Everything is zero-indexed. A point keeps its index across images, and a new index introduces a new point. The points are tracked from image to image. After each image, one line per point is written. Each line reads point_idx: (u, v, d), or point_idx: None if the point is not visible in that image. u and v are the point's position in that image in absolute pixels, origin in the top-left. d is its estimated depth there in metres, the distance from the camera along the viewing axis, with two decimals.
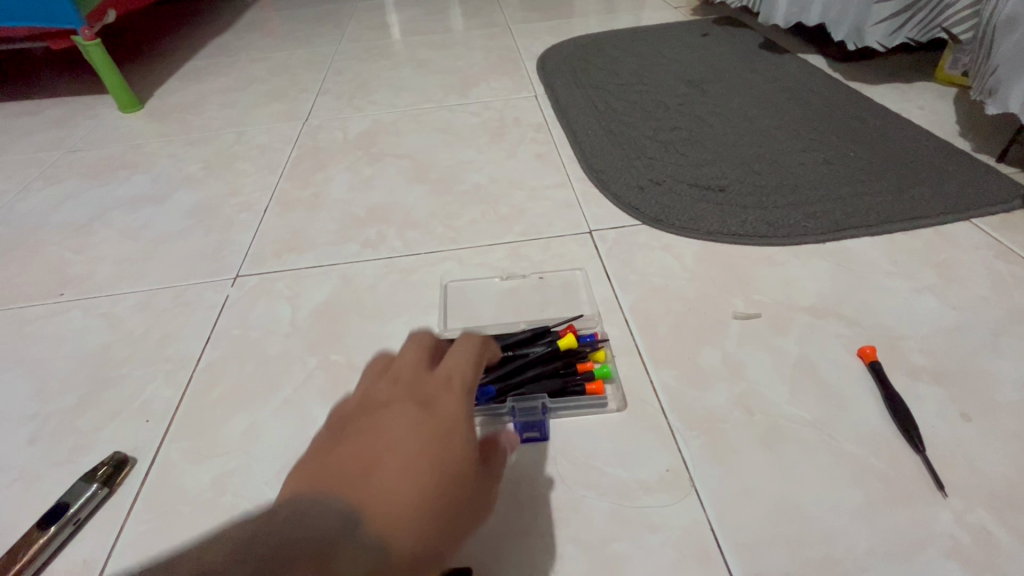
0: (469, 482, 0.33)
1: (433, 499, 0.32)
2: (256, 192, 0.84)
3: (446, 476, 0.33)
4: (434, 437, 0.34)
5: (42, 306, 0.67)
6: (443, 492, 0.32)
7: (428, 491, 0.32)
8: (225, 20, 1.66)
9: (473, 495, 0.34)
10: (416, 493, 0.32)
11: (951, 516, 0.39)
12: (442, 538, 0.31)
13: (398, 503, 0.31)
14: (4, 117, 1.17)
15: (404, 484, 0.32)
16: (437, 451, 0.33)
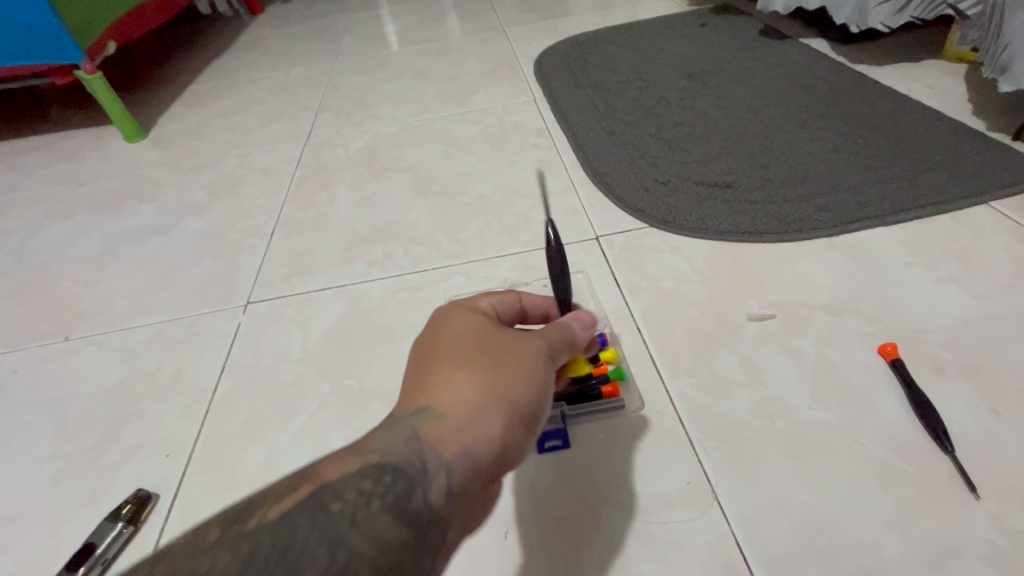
0: (526, 367, 0.35)
1: (496, 385, 0.33)
2: (262, 216, 0.84)
3: (501, 366, 0.34)
4: (485, 339, 0.35)
5: (60, 344, 0.68)
6: (503, 377, 0.33)
7: (488, 378, 0.33)
8: (223, 42, 1.68)
9: (536, 378, 0.35)
10: (482, 382, 0.33)
11: (986, 519, 0.38)
12: (521, 419, 0.33)
13: (468, 395, 0.32)
14: (15, 155, 1.19)
15: (466, 378, 0.33)
16: (490, 347, 0.35)
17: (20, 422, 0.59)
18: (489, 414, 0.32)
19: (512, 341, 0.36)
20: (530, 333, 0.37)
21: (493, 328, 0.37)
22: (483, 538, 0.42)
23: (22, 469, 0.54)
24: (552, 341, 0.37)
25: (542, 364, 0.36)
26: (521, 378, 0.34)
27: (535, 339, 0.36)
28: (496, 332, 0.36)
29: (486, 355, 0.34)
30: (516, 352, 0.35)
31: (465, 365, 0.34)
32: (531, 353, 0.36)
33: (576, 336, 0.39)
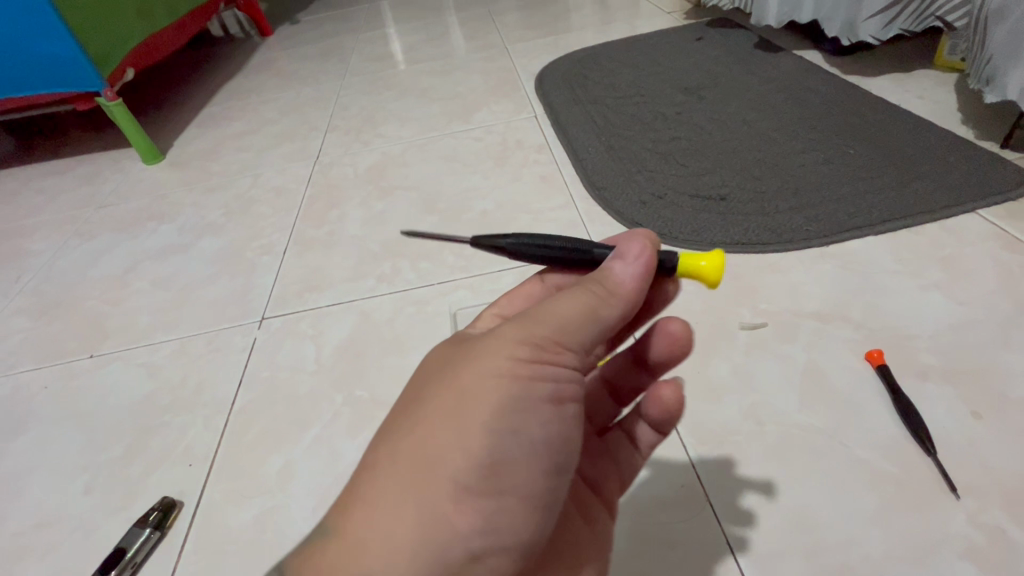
0: (471, 399, 0.29)
1: (431, 438, 0.28)
2: (275, 234, 0.88)
3: (436, 411, 0.29)
4: (430, 388, 0.30)
5: (87, 360, 0.71)
6: (444, 424, 0.28)
7: (420, 434, 0.28)
8: (235, 65, 1.74)
9: (491, 411, 0.29)
10: (412, 442, 0.28)
11: (964, 516, 0.40)
12: (478, 464, 0.28)
13: (399, 462, 0.28)
14: (39, 179, 1.24)
15: (396, 436, 0.29)
16: (426, 392, 0.30)
17: (52, 435, 0.62)
18: (405, 500, 0.27)
19: (455, 373, 0.30)
20: (491, 365, 0.30)
21: (441, 357, 0.32)
22: None
23: (55, 479, 0.58)
24: (518, 341, 0.30)
25: (496, 386, 0.29)
26: (467, 419, 0.28)
27: (492, 356, 0.30)
28: (438, 367, 0.31)
29: (420, 404, 0.29)
30: (457, 385, 0.29)
31: (399, 421, 0.29)
32: (478, 377, 0.29)
33: (615, 279, 0.34)
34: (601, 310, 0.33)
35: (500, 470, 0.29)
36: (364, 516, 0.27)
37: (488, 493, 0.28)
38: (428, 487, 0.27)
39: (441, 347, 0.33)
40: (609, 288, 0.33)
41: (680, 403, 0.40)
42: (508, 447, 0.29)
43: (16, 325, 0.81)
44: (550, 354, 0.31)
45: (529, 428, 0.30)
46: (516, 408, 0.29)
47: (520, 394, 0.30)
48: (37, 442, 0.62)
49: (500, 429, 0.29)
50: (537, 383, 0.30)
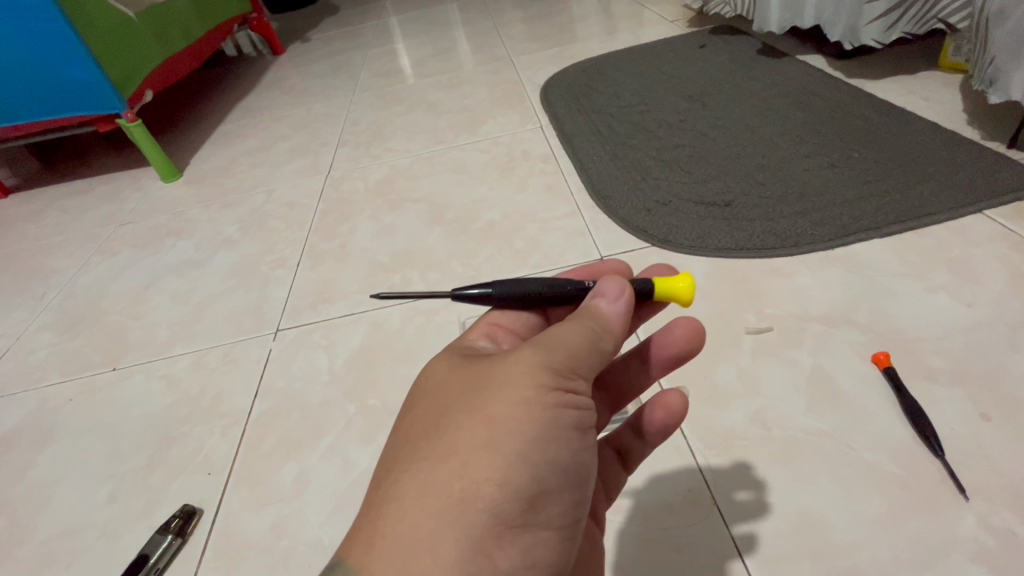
0: (504, 423, 0.29)
1: (469, 463, 0.28)
2: (289, 247, 0.90)
3: (470, 436, 0.29)
4: (455, 416, 0.30)
5: (110, 374, 0.74)
6: (481, 449, 0.29)
7: (457, 461, 0.28)
8: (248, 83, 1.79)
9: (530, 435, 0.29)
10: (451, 468, 0.28)
11: (973, 518, 0.40)
12: (517, 485, 0.29)
13: (437, 491, 0.28)
14: (63, 198, 1.29)
15: (432, 465, 0.29)
16: (457, 418, 0.30)
17: (77, 446, 0.64)
18: (443, 537, 0.27)
19: (485, 398, 0.30)
20: (516, 392, 0.30)
21: (463, 381, 0.32)
22: None
23: (80, 488, 0.60)
24: (543, 365, 0.31)
25: (528, 408, 0.30)
26: (503, 443, 0.29)
27: (518, 381, 0.30)
28: (463, 391, 0.31)
29: (452, 430, 0.30)
30: (489, 410, 0.30)
31: (431, 450, 0.29)
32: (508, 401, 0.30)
33: (604, 317, 0.34)
34: (601, 344, 0.33)
35: (537, 490, 0.29)
36: (403, 548, 0.27)
37: (525, 513, 0.29)
38: (471, 513, 0.28)
39: (461, 369, 0.33)
40: (601, 323, 0.34)
41: (682, 406, 0.41)
42: (543, 468, 0.30)
43: (42, 340, 0.84)
44: (572, 376, 0.32)
45: (561, 445, 0.31)
46: (548, 429, 0.30)
47: (552, 415, 0.30)
48: (63, 453, 0.64)
49: (535, 450, 0.29)
50: (565, 405, 0.31)
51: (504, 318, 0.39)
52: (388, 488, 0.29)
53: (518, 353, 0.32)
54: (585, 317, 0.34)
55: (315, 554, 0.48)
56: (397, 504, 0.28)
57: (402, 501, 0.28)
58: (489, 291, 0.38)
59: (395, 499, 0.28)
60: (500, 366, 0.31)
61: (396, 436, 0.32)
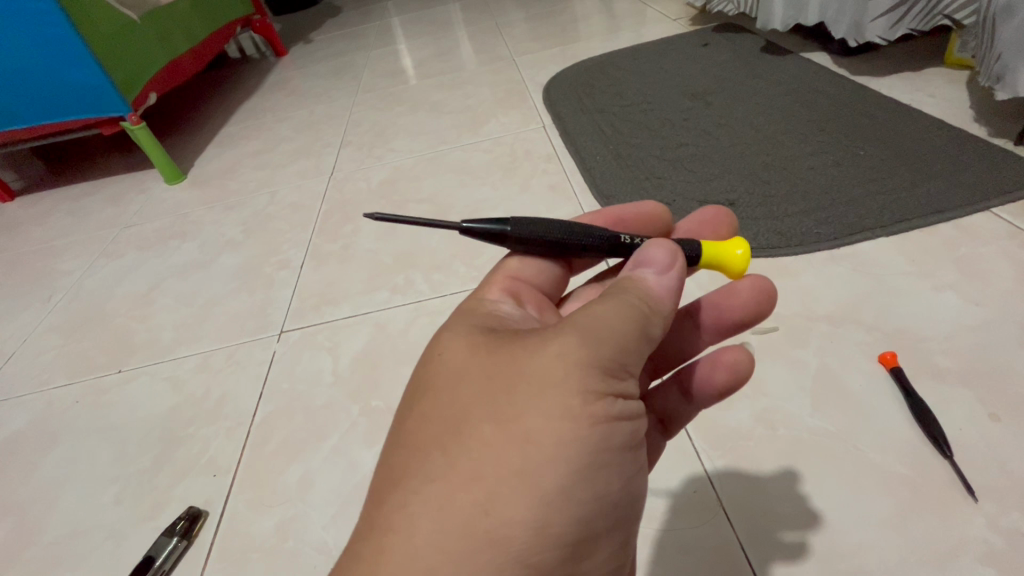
0: (543, 444, 0.27)
1: (502, 487, 0.27)
2: (292, 249, 0.90)
3: (504, 456, 0.27)
4: (486, 430, 0.28)
5: (115, 375, 0.74)
6: (516, 468, 0.27)
7: (489, 482, 0.27)
8: (251, 85, 1.79)
9: (570, 465, 0.28)
10: (481, 489, 0.27)
11: (984, 520, 0.40)
12: (556, 513, 0.27)
13: (465, 515, 0.26)
14: (68, 201, 1.29)
15: (459, 485, 0.27)
16: (490, 429, 0.28)
17: (84, 447, 0.65)
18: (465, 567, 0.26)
19: (524, 414, 0.28)
20: (557, 411, 0.28)
21: (493, 380, 0.29)
22: None
23: (87, 489, 0.60)
24: (588, 373, 0.29)
25: (571, 426, 0.28)
26: (541, 465, 0.27)
27: (561, 401, 0.28)
28: (495, 396, 0.29)
29: (484, 445, 0.27)
30: (526, 425, 0.27)
31: (458, 465, 0.27)
32: (548, 417, 0.27)
33: (652, 291, 0.33)
34: (649, 328, 0.32)
35: (578, 519, 0.28)
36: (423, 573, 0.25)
37: (567, 545, 0.28)
38: (503, 542, 0.26)
39: (491, 363, 0.30)
40: (651, 301, 0.32)
41: (749, 365, 0.40)
42: (588, 496, 0.28)
43: (49, 342, 0.84)
44: (618, 379, 0.30)
45: (609, 468, 0.29)
46: (594, 453, 0.28)
47: (600, 438, 0.28)
48: (69, 455, 0.65)
49: (577, 475, 0.28)
50: (615, 424, 0.29)
51: (521, 273, 0.40)
52: (403, 510, 0.27)
53: (559, 354, 0.29)
54: (636, 292, 0.33)
55: (319, 556, 0.48)
56: (417, 528, 0.26)
57: (422, 524, 0.26)
58: (509, 230, 0.37)
59: (415, 521, 0.26)
60: (537, 369, 0.28)
61: (413, 436, 0.29)
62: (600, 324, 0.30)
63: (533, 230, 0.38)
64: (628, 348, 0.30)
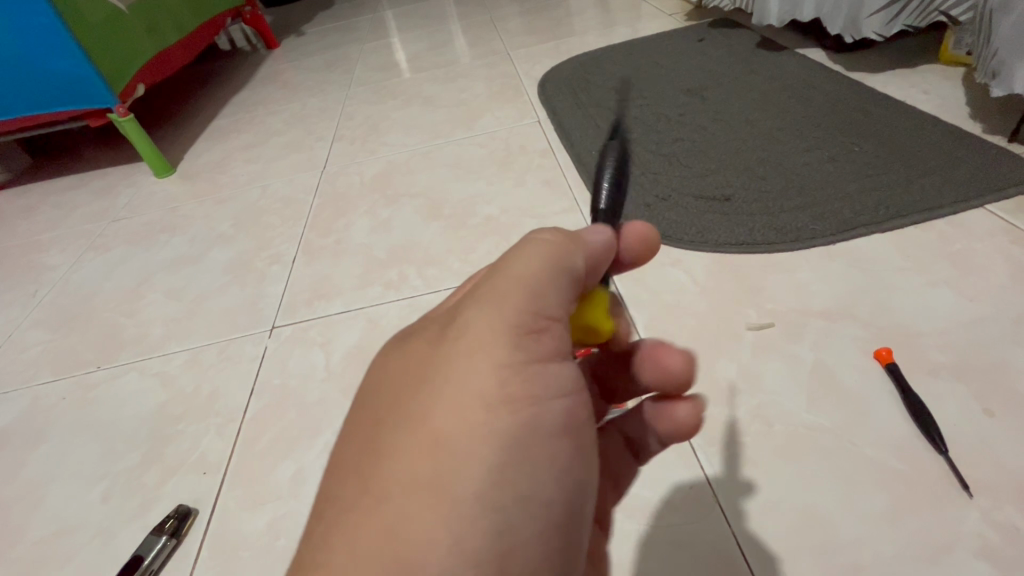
0: (459, 440, 0.26)
1: (413, 501, 0.25)
2: (284, 244, 0.89)
3: (412, 462, 0.26)
4: (394, 434, 0.27)
5: (103, 371, 0.73)
6: (432, 469, 0.26)
7: (405, 495, 0.26)
8: (242, 77, 1.77)
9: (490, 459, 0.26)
10: (396, 508, 0.25)
11: (977, 514, 0.40)
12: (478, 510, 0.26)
13: (378, 543, 0.25)
14: (54, 194, 1.27)
15: (369, 507, 0.26)
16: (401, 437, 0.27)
17: (70, 445, 0.64)
18: None
19: (431, 408, 0.27)
20: (466, 398, 0.27)
21: (400, 381, 0.28)
22: None
23: (74, 488, 0.59)
24: (496, 352, 0.28)
25: (483, 411, 0.27)
26: (455, 458, 0.26)
27: (471, 381, 0.27)
28: (403, 397, 0.28)
29: (396, 452, 0.26)
30: (433, 421, 0.26)
31: (373, 486, 0.26)
32: (454, 408, 0.27)
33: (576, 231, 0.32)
34: (571, 262, 0.30)
35: (501, 519, 0.27)
36: None
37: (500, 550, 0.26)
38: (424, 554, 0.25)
39: (401, 361, 0.29)
40: (569, 237, 0.31)
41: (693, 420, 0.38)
42: (511, 492, 0.27)
43: (34, 338, 0.83)
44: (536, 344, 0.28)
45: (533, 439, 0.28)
46: (523, 442, 0.27)
47: (527, 422, 0.27)
48: (55, 452, 0.63)
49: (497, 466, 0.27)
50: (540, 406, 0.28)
51: None
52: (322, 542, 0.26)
53: (466, 331, 0.28)
54: (549, 231, 0.31)
55: None
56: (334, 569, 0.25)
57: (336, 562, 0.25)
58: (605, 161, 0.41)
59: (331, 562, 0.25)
60: (445, 356, 0.28)
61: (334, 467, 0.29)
62: (508, 283, 0.29)
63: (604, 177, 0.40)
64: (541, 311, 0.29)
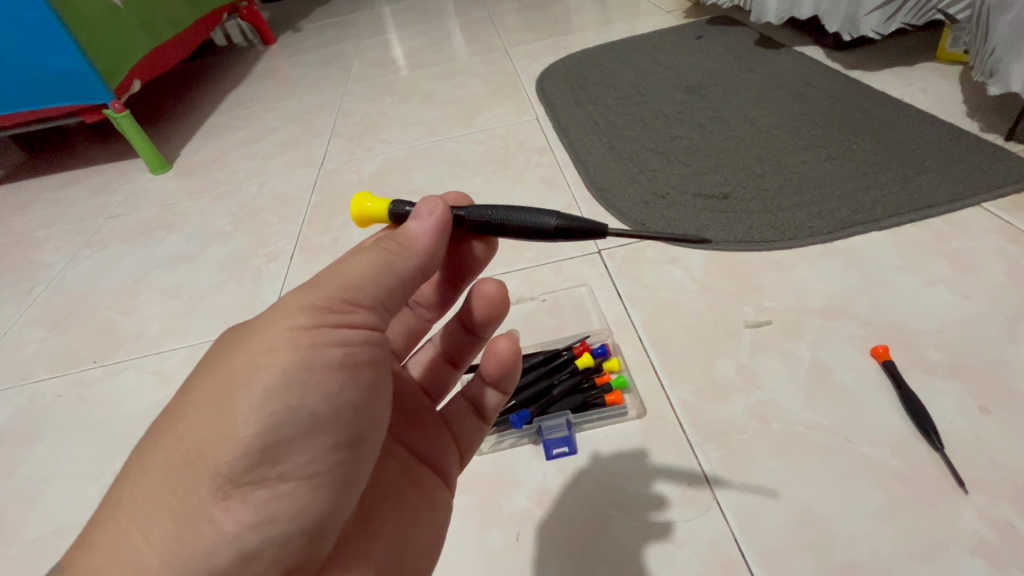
0: (240, 384, 0.29)
1: (199, 431, 0.28)
2: (282, 241, 0.89)
3: (206, 396, 0.29)
4: (203, 377, 0.30)
5: (100, 369, 0.72)
6: (202, 414, 0.28)
7: (176, 441, 0.28)
8: (239, 73, 1.76)
9: (269, 390, 0.29)
10: (168, 449, 0.29)
11: (974, 512, 0.40)
12: (242, 451, 0.28)
13: (171, 467, 0.28)
14: (49, 191, 1.26)
15: (170, 439, 0.29)
16: (194, 379, 0.30)
17: (67, 443, 0.63)
18: (170, 499, 0.28)
19: (234, 354, 0.30)
20: (264, 347, 0.29)
21: (227, 337, 0.32)
22: (495, 540, 0.45)
23: (71, 486, 0.59)
24: (291, 314, 0.30)
25: (270, 353, 0.29)
26: (225, 399, 0.28)
27: (270, 331, 0.30)
28: (220, 349, 0.31)
29: (180, 401, 0.30)
30: (230, 363, 0.29)
31: (165, 430, 0.29)
32: (234, 365, 0.29)
33: (410, 236, 0.35)
34: (395, 263, 0.34)
35: (278, 440, 0.29)
36: (143, 509, 0.28)
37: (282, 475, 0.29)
38: (188, 492, 0.28)
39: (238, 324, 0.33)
40: (400, 241, 0.35)
41: (505, 290, 0.43)
42: (294, 423, 0.29)
43: (31, 335, 0.82)
44: (341, 314, 0.31)
45: (306, 388, 0.30)
46: (308, 376, 0.30)
47: (309, 359, 0.30)
48: (53, 449, 0.63)
49: (273, 397, 0.29)
50: (325, 346, 0.30)
51: None
52: (137, 471, 0.29)
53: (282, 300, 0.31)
54: (385, 238, 0.35)
55: None
56: (123, 503, 0.29)
57: (125, 503, 0.29)
58: (550, 222, 0.36)
59: (119, 503, 0.29)
60: (259, 317, 0.31)
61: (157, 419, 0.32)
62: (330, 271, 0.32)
63: (523, 218, 0.36)
64: (346, 284, 0.32)
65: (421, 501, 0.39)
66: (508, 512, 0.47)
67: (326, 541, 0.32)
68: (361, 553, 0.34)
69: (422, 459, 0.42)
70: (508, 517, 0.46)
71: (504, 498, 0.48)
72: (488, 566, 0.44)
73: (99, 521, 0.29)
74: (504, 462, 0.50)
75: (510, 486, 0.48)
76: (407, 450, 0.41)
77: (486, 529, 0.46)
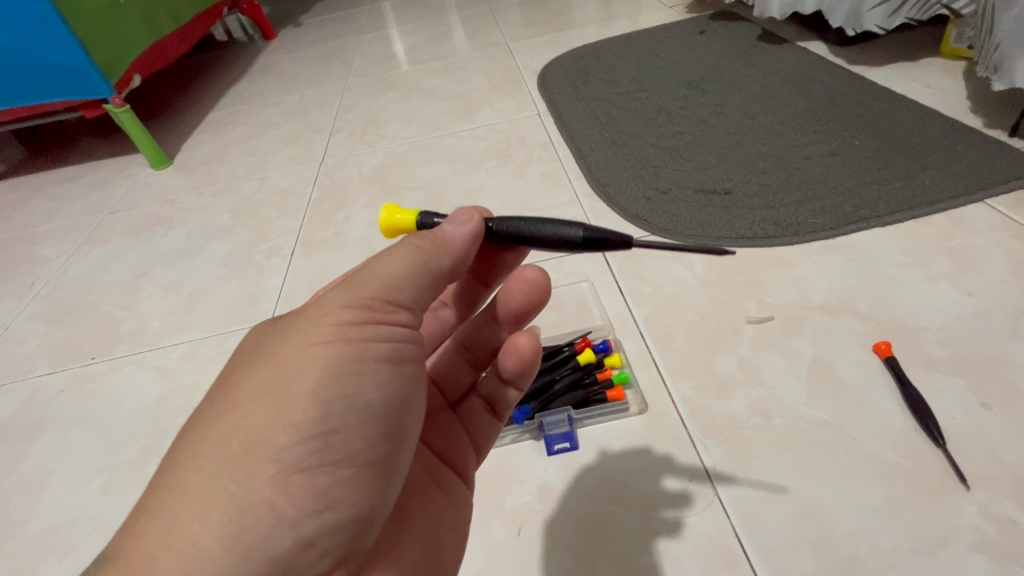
0: (295, 373, 0.29)
1: (256, 417, 0.28)
2: (283, 236, 0.89)
3: (259, 385, 0.29)
4: (250, 369, 0.30)
5: (102, 364, 0.73)
6: (257, 402, 0.29)
7: (233, 428, 0.28)
8: (239, 68, 1.75)
9: (323, 379, 0.29)
10: (218, 438, 0.28)
11: (975, 507, 0.40)
12: (299, 438, 0.28)
13: (225, 455, 0.28)
14: (50, 186, 1.26)
15: (221, 428, 0.28)
16: (240, 372, 0.30)
17: (69, 437, 0.64)
18: (225, 487, 0.27)
19: (282, 347, 0.30)
20: (314, 340, 0.30)
21: (269, 332, 0.32)
22: (497, 534, 0.45)
23: (73, 481, 0.59)
24: (339, 309, 0.31)
25: (322, 346, 0.30)
26: (280, 388, 0.29)
27: (319, 325, 0.30)
28: (264, 344, 0.31)
29: (228, 391, 0.29)
30: (281, 355, 0.30)
31: (213, 419, 0.29)
32: (285, 355, 0.29)
33: (447, 238, 0.35)
34: (431, 259, 0.34)
35: (333, 427, 0.29)
36: (193, 500, 0.27)
37: (337, 462, 0.29)
38: (248, 478, 0.27)
39: (275, 320, 0.33)
40: (436, 236, 0.35)
41: (547, 281, 0.42)
42: (347, 411, 0.30)
43: (33, 330, 0.82)
44: (384, 310, 0.32)
45: (359, 379, 0.30)
46: (356, 367, 0.30)
47: (357, 352, 0.30)
48: (55, 443, 0.63)
49: (327, 386, 0.29)
50: (372, 340, 0.31)
51: None
52: (181, 463, 0.28)
53: (326, 298, 0.32)
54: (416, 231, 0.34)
55: None
56: (167, 495, 0.28)
57: (175, 492, 0.28)
58: (579, 233, 0.35)
59: (163, 494, 0.28)
60: (304, 312, 0.31)
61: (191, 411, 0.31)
62: (370, 268, 0.33)
63: (550, 227, 0.36)
64: (389, 281, 0.32)
65: (446, 500, 0.39)
66: (510, 507, 0.47)
67: (371, 534, 0.32)
68: (396, 552, 0.34)
69: (442, 457, 0.42)
70: (511, 512, 0.46)
71: (505, 494, 0.48)
72: (490, 561, 0.44)
73: (142, 513, 0.28)
74: (507, 458, 0.50)
75: (513, 482, 0.48)
76: (430, 450, 0.42)
77: (489, 523, 0.46)
